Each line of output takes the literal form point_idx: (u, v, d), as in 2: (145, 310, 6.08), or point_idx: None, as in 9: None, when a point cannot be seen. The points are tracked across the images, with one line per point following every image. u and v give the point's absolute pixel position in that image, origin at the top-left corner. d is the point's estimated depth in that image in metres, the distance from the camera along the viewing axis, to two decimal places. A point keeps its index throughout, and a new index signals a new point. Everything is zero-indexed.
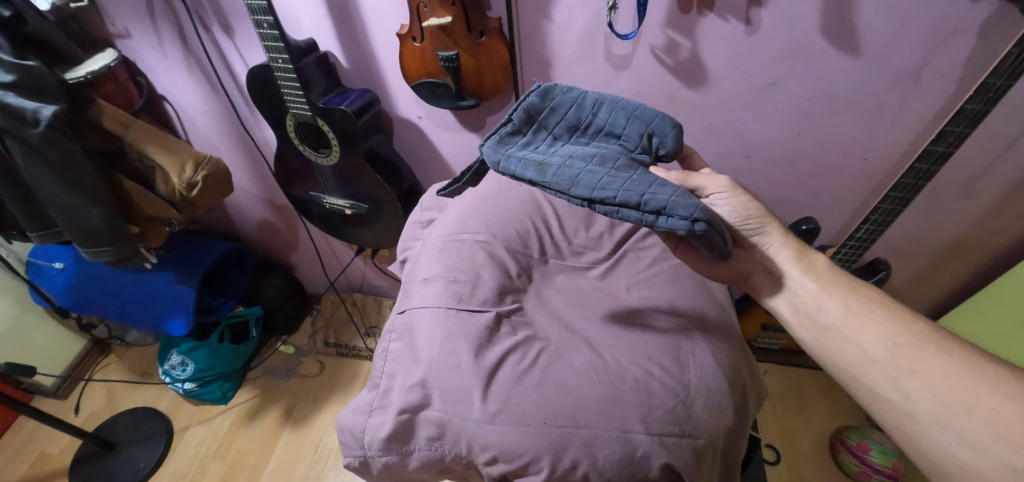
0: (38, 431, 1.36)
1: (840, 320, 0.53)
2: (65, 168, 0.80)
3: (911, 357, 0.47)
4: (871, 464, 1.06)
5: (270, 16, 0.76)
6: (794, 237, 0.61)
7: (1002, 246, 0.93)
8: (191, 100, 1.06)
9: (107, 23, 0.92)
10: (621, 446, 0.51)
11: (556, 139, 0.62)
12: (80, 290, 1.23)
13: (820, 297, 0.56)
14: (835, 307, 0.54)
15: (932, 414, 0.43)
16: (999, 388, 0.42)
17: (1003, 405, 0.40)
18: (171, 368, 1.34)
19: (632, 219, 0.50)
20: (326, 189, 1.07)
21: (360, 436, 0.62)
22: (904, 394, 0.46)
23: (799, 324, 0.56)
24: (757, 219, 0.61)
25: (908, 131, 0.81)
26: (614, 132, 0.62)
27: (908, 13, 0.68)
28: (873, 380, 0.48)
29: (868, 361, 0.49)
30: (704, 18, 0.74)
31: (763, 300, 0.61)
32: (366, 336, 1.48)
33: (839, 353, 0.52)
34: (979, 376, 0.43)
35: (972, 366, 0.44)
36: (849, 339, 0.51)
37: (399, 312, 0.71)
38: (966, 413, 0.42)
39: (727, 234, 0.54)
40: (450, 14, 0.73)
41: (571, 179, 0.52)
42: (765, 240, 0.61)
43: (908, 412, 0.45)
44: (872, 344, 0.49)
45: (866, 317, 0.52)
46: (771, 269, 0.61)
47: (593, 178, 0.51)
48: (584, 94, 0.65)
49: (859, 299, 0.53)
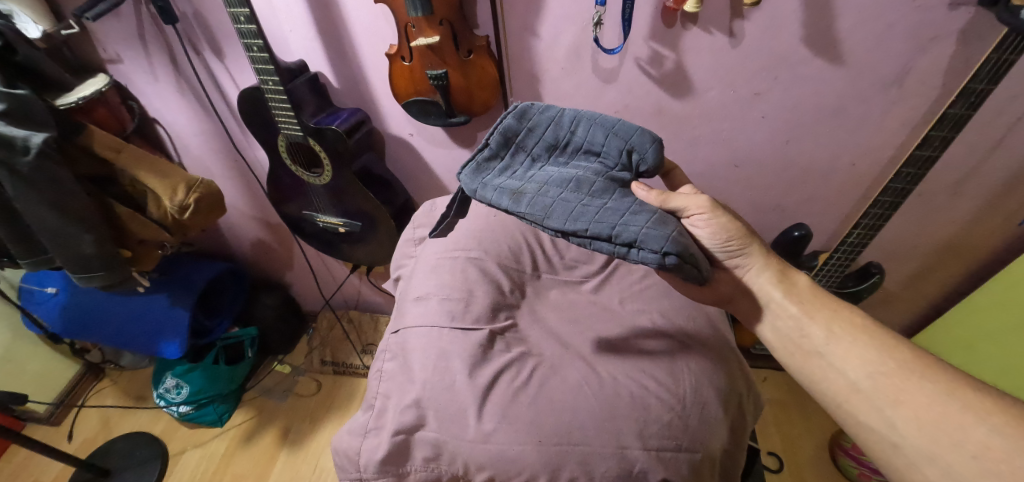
0: (31, 460, 1.33)
1: (822, 345, 0.52)
2: (56, 196, 0.80)
3: (894, 385, 0.45)
4: (867, 464, 1.05)
5: (260, 39, 0.76)
6: (773, 257, 0.60)
7: (990, 249, 0.94)
8: (183, 122, 1.06)
9: (99, 49, 0.93)
10: (618, 462, 0.50)
11: (535, 161, 0.62)
12: (70, 315, 1.21)
13: (802, 321, 0.55)
14: (819, 331, 0.53)
15: (917, 447, 0.42)
16: (985, 419, 0.40)
17: (989, 438, 0.39)
18: (165, 391, 1.31)
19: (606, 250, 0.50)
20: (320, 208, 1.07)
21: (356, 459, 0.60)
22: (889, 425, 0.44)
23: (784, 349, 0.56)
24: (738, 241, 0.59)
25: (895, 136, 0.82)
26: (593, 149, 0.61)
27: (886, 22, 0.69)
28: (858, 409, 0.47)
29: (853, 390, 0.48)
30: (688, 31, 0.75)
31: (750, 325, 0.60)
32: (361, 353, 1.48)
33: (823, 382, 0.51)
34: (965, 407, 0.41)
35: (958, 396, 0.42)
36: (832, 365, 0.50)
37: (393, 332, 0.70)
38: (954, 447, 0.40)
39: (703, 257, 0.53)
40: (437, 33, 0.74)
41: (545, 209, 0.52)
42: (747, 263, 0.60)
43: (895, 444, 0.44)
44: (855, 373, 0.48)
45: (848, 344, 0.51)
46: (753, 296, 0.59)
47: (567, 208, 0.51)
48: (561, 113, 0.64)
49: (841, 323, 0.53)
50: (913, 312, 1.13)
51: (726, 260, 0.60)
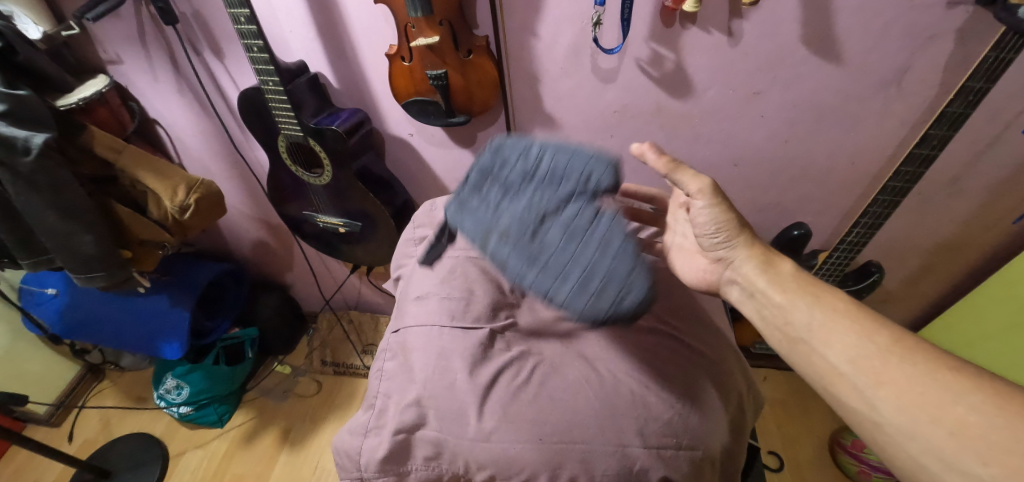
0: (32, 460, 1.33)
1: (806, 332, 0.50)
2: (57, 196, 0.80)
3: (877, 367, 0.44)
4: (868, 461, 1.05)
5: (260, 40, 0.77)
6: (763, 244, 0.59)
7: (989, 247, 0.94)
8: (183, 122, 1.06)
9: (99, 50, 0.93)
10: (619, 460, 0.51)
11: (506, 191, 0.62)
12: (70, 316, 1.21)
13: (787, 309, 0.52)
14: (802, 316, 0.51)
15: (899, 426, 0.41)
16: (962, 398, 0.39)
17: (966, 416, 0.38)
18: (165, 392, 1.31)
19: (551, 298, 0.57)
20: (320, 208, 1.07)
21: (357, 459, 0.60)
22: (870, 405, 0.43)
23: (772, 335, 0.53)
24: (726, 233, 0.59)
25: (894, 134, 0.83)
26: (559, 177, 0.60)
27: (884, 21, 0.69)
28: (842, 392, 0.46)
29: (835, 373, 0.46)
30: (687, 31, 0.76)
31: (738, 307, 0.59)
32: (361, 354, 1.49)
33: (807, 365, 0.49)
34: (943, 387, 0.41)
35: (936, 376, 0.41)
36: (815, 350, 0.48)
37: (394, 331, 0.71)
38: (932, 424, 0.39)
39: (635, 289, 0.51)
40: (437, 34, 0.74)
41: (501, 261, 0.59)
42: (732, 255, 0.60)
43: (877, 423, 0.43)
44: (836, 355, 0.46)
45: (830, 328, 0.48)
46: (739, 283, 0.58)
47: (517, 262, 0.58)
48: (530, 143, 0.63)
49: (824, 309, 0.50)
50: (912, 312, 1.14)
51: (715, 248, 0.61)
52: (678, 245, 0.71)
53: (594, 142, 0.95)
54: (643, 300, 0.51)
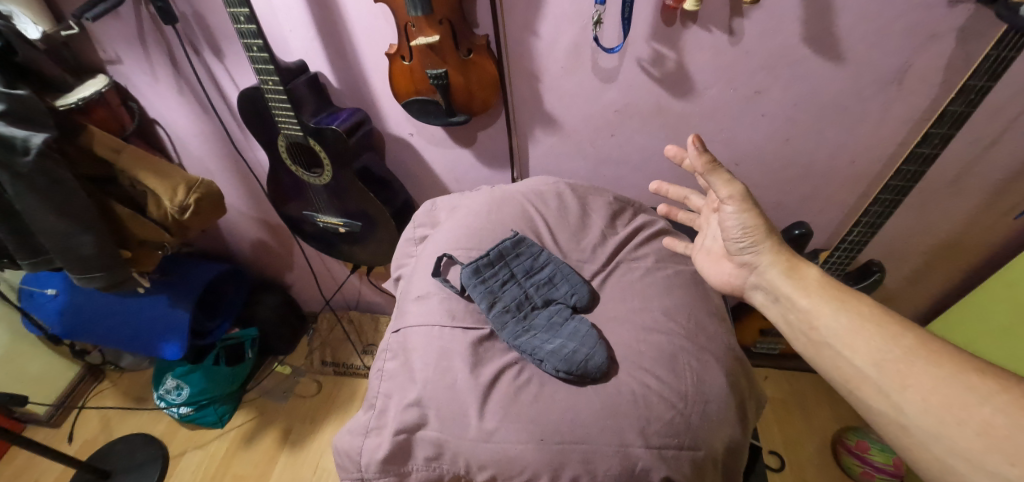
0: (32, 462, 1.33)
1: (831, 336, 0.49)
2: (57, 196, 0.80)
3: (903, 370, 0.44)
4: (873, 463, 1.06)
5: (260, 39, 0.76)
6: (790, 250, 0.58)
7: (991, 246, 0.94)
8: (182, 122, 1.06)
9: (99, 49, 0.93)
10: (621, 460, 0.51)
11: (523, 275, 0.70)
12: (70, 317, 1.21)
13: (811, 313, 0.52)
14: (828, 321, 0.50)
15: (925, 428, 0.41)
16: (988, 399, 0.39)
17: (992, 417, 0.38)
18: (165, 393, 1.30)
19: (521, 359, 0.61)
20: (320, 208, 1.07)
21: (358, 459, 0.60)
22: (896, 408, 0.43)
23: (797, 339, 0.53)
24: (754, 236, 0.59)
25: (896, 133, 0.82)
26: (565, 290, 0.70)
27: (885, 21, 0.69)
28: (869, 396, 0.45)
29: (861, 377, 0.46)
30: (688, 30, 0.75)
31: (763, 311, 0.59)
32: (362, 354, 1.49)
33: (833, 369, 0.49)
34: (969, 388, 0.40)
35: (961, 378, 0.41)
36: (840, 354, 0.48)
37: (394, 331, 0.70)
38: (959, 426, 0.39)
39: (597, 360, 0.57)
40: (437, 33, 0.74)
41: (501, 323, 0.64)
42: (757, 256, 0.59)
43: (902, 426, 0.43)
44: (862, 359, 0.46)
45: (856, 332, 0.48)
46: (764, 287, 0.58)
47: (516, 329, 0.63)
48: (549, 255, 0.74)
49: (848, 312, 0.50)
50: (913, 311, 1.13)
51: (742, 251, 0.61)
52: (707, 247, 0.70)
53: (594, 141, 0.95)
54: (600, 368, 0.56)
